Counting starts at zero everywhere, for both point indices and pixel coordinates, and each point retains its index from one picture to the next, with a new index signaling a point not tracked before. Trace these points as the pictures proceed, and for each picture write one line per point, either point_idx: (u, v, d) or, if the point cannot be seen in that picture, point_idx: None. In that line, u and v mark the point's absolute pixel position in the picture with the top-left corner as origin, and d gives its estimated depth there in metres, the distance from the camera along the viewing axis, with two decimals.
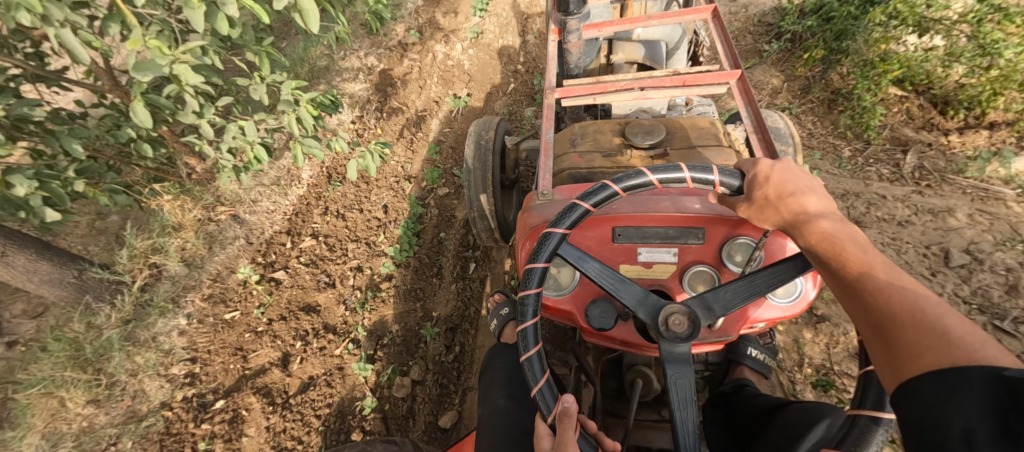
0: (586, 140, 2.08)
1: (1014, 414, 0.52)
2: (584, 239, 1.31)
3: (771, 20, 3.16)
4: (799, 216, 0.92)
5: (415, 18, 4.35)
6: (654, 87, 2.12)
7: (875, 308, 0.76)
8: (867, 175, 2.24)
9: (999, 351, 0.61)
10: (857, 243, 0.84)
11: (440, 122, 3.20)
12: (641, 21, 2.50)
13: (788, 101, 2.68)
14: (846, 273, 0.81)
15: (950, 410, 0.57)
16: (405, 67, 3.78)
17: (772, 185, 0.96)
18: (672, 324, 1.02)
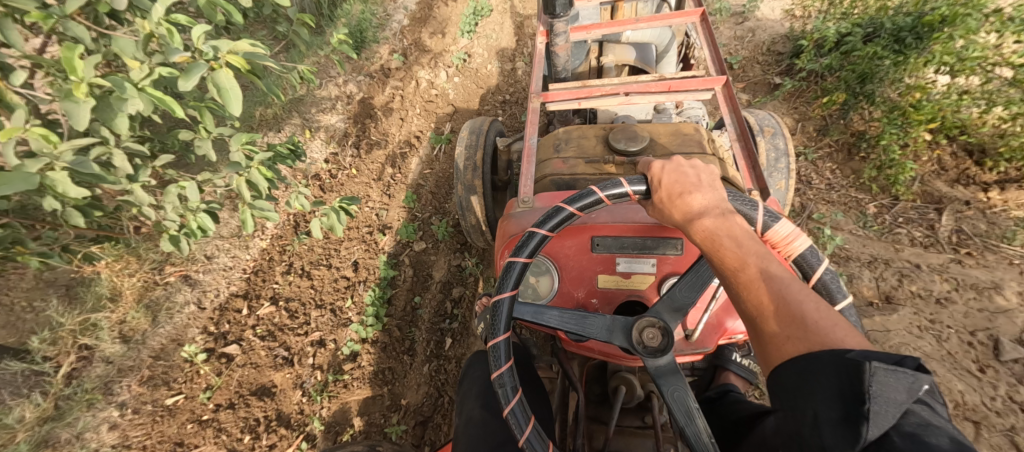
0: (569, 146, 1.98)
1: (853, 397, 0.63)
2: (561, 246, 1.34)
3: (781, 50, 2.91)
4: (687, 215, 1.01)
5: (401, 40, 4.12)
6: (639, 92, 2.14)
7: (752, 298, 0.88)
8: (896, 237, 1.97)
9: (844, 330, 0.75)
10: (732, 237, 0.95)
11: (421, 162, 2.93)
12: (629, 23, 2.55)
13: (803, 144, 2.41)
14: (726, 268, 0.93)
15: (807, 392, 0.69)
16: (386, 95, 3.50)
17: (663, 187, 1.05)
18: (644, 338, 1.04)
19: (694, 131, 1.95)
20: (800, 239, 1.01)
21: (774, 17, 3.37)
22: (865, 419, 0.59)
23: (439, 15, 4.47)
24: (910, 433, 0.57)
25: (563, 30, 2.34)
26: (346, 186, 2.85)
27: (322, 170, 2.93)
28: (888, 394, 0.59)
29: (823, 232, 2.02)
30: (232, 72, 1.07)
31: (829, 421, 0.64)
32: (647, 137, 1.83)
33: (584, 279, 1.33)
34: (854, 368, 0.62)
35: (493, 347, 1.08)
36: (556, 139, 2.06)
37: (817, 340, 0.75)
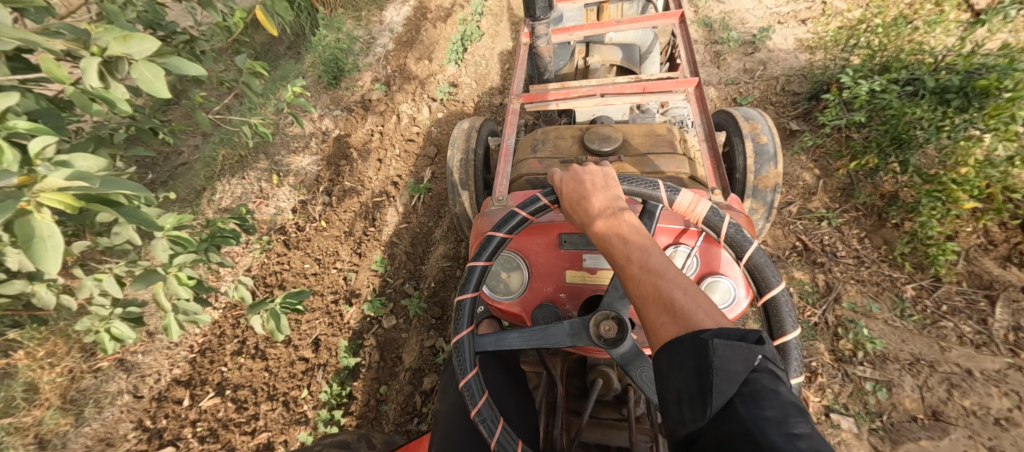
0: (546, 146, 2.19)
1: (706, 375, 0.78)
2: (529, 245, 1.54)
3: (797, 89, 2.62)
4: (586, 219, 1.22)
5: (384, 66, 3.86)
6: (614, 93, 2.37)
7: (637, 288, 1.05)
8: (941, 333, 1.67)
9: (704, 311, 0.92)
10: (624, 236, 1.13)
11: (398, 212, 2.65)
12: (609, 25, 2.81)
13: (825, 205, 2.12)
14: (617, 262, 1.12)
15: (679, 373, 0.83)
16: (364, 131, 3.22)
17: (569, 198, 1.27)
18: (602, 331, 1.16)
19: (668, 132, 2.16)
20: (699, 205, 1.28)
21: (787, 49, 3.10)
22: (713, 391, 0.76)
23: (426, 38, 4.20)
24: (748, 399, 0.74)
25: (545, 32, 2.63)
26: (313, 241, 2.55)
27: (289, 221, 2.65)
28: (729, 365, 0.78)
29: (856, 328, 1.72)
30: (53, 213, 0.79)
31: (696, 396, 0.79)
32: (619, 138, 2.04)
33: (552, 276, 1.51)
34: (705, 347, 0.80)
35: (467, 387, 1.19)
36: (535, 140, 2.27)
37: (682, 321, 0.93)
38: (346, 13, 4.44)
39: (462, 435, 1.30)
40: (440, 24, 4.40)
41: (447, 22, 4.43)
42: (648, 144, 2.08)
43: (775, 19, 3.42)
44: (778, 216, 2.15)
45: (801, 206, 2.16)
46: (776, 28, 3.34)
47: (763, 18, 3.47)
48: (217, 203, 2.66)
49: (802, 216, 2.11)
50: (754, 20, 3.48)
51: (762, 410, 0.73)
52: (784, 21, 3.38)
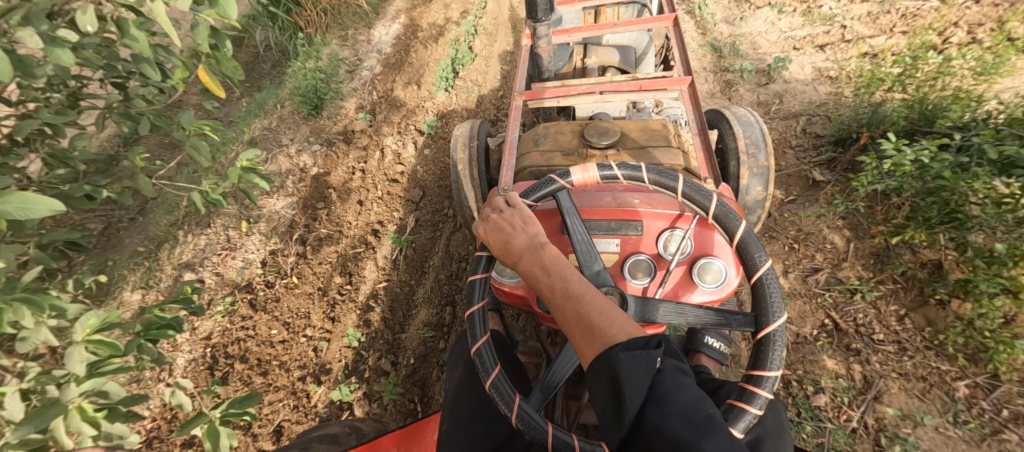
0: (547, 141, 2.38)
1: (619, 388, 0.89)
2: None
3: (820, 130, 2.35)
4: (511, 259, 1.22)
5: (370, 92, 3.62)
6: (613, 91, 2.47)
7: (560, 317, 1.07)
8: (1005, 447, 1.41)
9: (619, 329, 0.97)
10: (543, 268, 1.14)
11: (377, 266, 2.40)
12: (608, 27, 2.85)
13: (856, 274, 1.86)
14: (541, 296, 1.13)
15: (599, 391, 0.94)
16: (345, 169, 2.97)
17: (492, 245, 1.27)
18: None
19: (662, 128, 2.35)
20: (591, 171, 1.38)
21: (806, 80, 2.85)
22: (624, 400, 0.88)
23: (415, 59, 3.95)
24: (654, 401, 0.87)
25: (545, 33, 2.65)
26: (283, 302, 2.30)
27: (256, 276, 2.40)
28: (632, 375, 0.89)
29: (903, 440, 1.46)
30: None
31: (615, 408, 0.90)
32: (616, 132, 2.23)
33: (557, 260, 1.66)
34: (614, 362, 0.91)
35: (496, 387, 1.19)
36: (536, 135, 2.46)
37: (603, 340, 0.97)
38: (331, 35, 4.21)
39: (472, 414, 1.34)
40: (431, 44, 4.15)
41: (438, 43, 4.18)
42: (644, 138, 2.27)
43: (791, 45, 3.18)
44: (804, 286, 1.89)
45: (830, 274, 1.90)
46: (792, 55, 3.09)
47: (777, 43, 3.22)
48: (178, 256, 2.40)
49: (832, 287, 1.86)
50: (767, 45, 3.23)
51: (666, 409, 0.86)
52: (800, 46, 3.15)
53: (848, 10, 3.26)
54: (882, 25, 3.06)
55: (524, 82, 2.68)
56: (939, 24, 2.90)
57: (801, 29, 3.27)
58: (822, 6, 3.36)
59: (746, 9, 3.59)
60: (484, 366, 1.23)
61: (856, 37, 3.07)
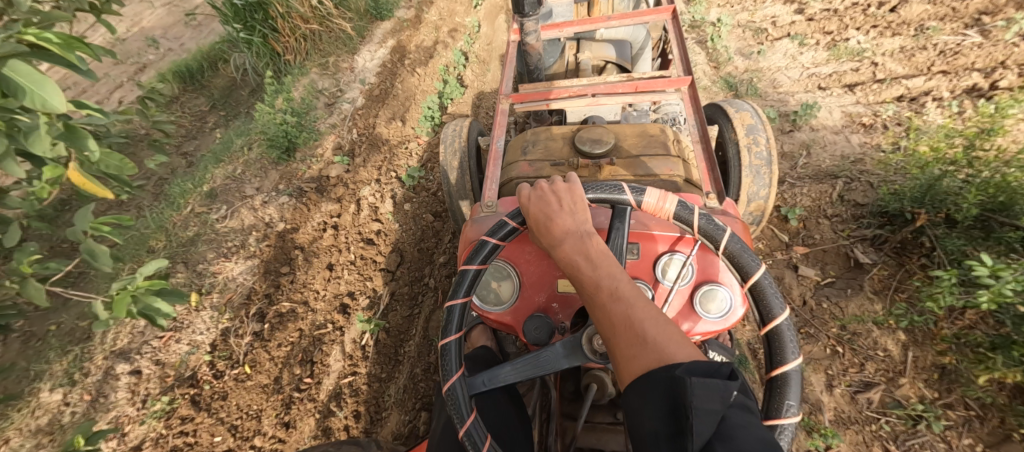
0: (536, 149, 2.20)
1: (680, 415, 0.67)
2: (518, 253, 1.50)
3: (863, 198, 1.99)
4: (551, 242, 1.04)
5: (350, 129, 3.32)
6: (606, 94, 2.39)
7: (602, 318, 0.89)
8: None
9: (676, 346, 0.78)
10: (589, 260, 0.97)
11: (344, 352, 2.08)
12: (602, 21, 2.77)
13: (917, 392, 1.53)
14: (582, 290, 0.95)
15: (648, 414, 0.72)
16: (316, 223, 2.64)
17: (531, 217, 1.09)
18: (596, 347, 1.08)
19: (660, 132, 2.17)
20: (668, 200, 1.12)
21: (835, 128, 2.54)
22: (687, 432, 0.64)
23: (400, 90, 3.64)
24: (725, 438, 0.63)
25: (533, 29, 2.59)
26: (231, 400, 1.96)
27: (203, 365, 2.06)
28: (705, 405, 0.65)
29: None
30: None
31: (665, 440, 0.68)
32: (610, 141, 2.02)
33: (544, 284, 1.49)
34: (678, 382, 0.69)
35: (444, 351, 1.15)
36: (526, 141, 2.29)
37: (655, 355, 0.78)
38: (311, 62, 3.91)
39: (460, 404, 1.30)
40: (419, 72, 3.84)
41: (426, 71, 3.87)
42: (639, 146, 2.08)
43: (815, 84, 2.87)
44: (852, 408, 1.56)
45: (886, 393, 1.56)
46: (817, 96, 2.78)
47: (800, 81, 2.91)
48: (109, 341, 2.06)
49: (888, 411, 1.52)
50: (788, 83, 2.92)
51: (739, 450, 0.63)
52: (826, 86, 2.84)
53: (878, 44, 2.95)
54: (918, 62, 2.74)
55: (511, 83, 2.59)
56: (983, 64, 2.60)
57: (825, 65, 2.96)
58: (848, 40, 3.06)
59: (763, 41, 3.28)
60: (448, 328, 1.19)
61: (889, 76, 2.75)
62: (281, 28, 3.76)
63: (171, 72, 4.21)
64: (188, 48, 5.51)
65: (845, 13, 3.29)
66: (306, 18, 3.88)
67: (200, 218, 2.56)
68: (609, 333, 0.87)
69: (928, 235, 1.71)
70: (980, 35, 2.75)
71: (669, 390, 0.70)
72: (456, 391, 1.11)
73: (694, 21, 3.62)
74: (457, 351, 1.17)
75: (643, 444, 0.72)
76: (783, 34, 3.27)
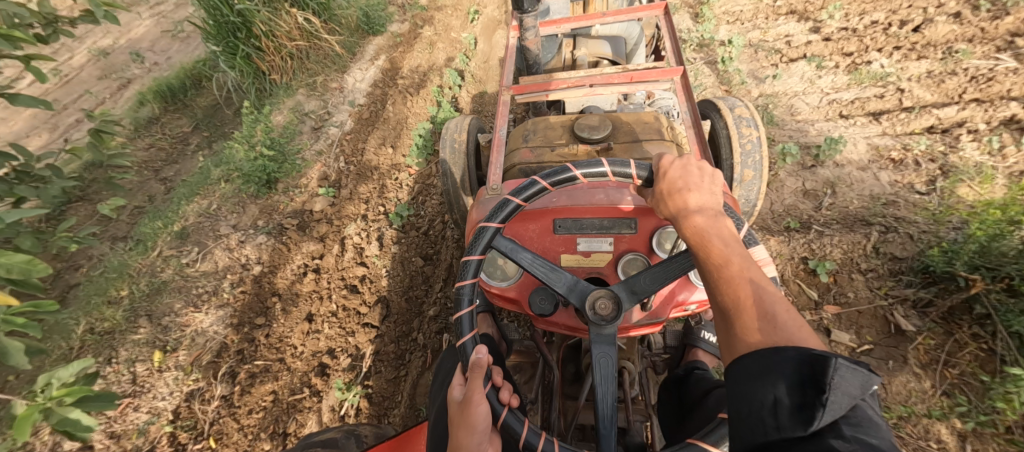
0: (536, 136, 2.31)
1: (813, 390, 0.62)
2: (523, 232, 1.49)
3: (901, 250, 1.78)
4: (680, 210, 1.00)
5: (337, 156, 3.13)
6: (603, 85, 2.47)
7: (725, 288, 0.86)
8: None
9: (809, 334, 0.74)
10: (721, 237, 0.93)
11: (323, 422, 1.87)
12: (597, 18, 3.02)
13: None
14: (708, 261, 0.91)
15: (770, 380, 0.67)
16: (297, 264, 2.43)
17: (667, 182, 1.05)
18: (597, 307, 1.12)
19: (653, 120, 2.28)
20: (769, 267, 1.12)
21: (862, 164, 2.33)
22: (821, 406, 0.61)
23: (392, 113, 3.44)
24: (858, 423, 0.61)
25: (532, 25, 2.77)
26: None
27: (163, 437, 1.84)
28: (848, 388, 0.62)
29: None
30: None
31: (784, 410, 0.64)
32: (606, 126, 2.11)
33: (548, 261, 1.48)
34: (820, 360, 0.65)
35: (500, 203, 1.21)
36: (526, 129, 2.44)
37: (783, 336, 0.75)
38: (298, 82, 3.70)
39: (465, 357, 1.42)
40: (411, 94, 3.64)
41: (419, 91, 3.67)
42: (635, 131, 2.18)
43: (836, 111, 2.66)
44: None
45: None
46: (838, 125, 2.58)
47: (820, 108, 2.70)
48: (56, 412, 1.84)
49: None
50: (807, 110, 2.71)
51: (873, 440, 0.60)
52: (848, 114, 2.64)
53: (904, 67, 2.74)
54: (948, 89, 2.54)
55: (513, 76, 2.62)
56: (1020, 92, 2.40)
57: (846, 90, 2.76)
58: (870, 63, 2.85)
59: (777, 62, 3.08)
60: (478, 235, 1.22)
61: (917, 104, 2.56)
62: (265, 47, 3.56)
63: (151, 91, 4.00)
64: (173, 63, 5.31)
65: (864, 33, 3.09)
66: (292, 36, 3.66)
67: (169, 262, 2.35)
68: (731, 307, 0.83)
69: (984, 303, 1.52)
70: (1015, 59, 2.55)
71: (801, 365, 0.66)
72: (463, 289, 1.15)
73: (703, 40, 3.43)
74: (510, 211, 1.21)
75: (751, 411, 0.68)
76: (800, 55, 3.07)
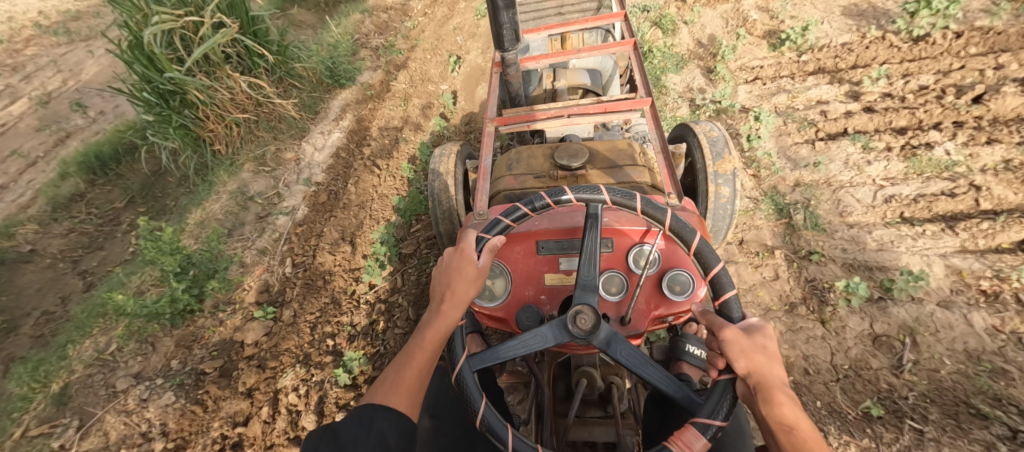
0: (521, 165, 2.30)
1: None
2: (512, 247, 1.47)
3: None
4: (774, 387, 0.91)
5: (284, 255, 2.58)
6: (580, 114, 2.54)
7: None
8: None
9: None
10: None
11: None
12: (572, 53, 2.90)
13: None
14: None
15: None
16: (213, 432, 1.85)
17: (765, 350, 0.96)
18: (580, 323, 1.11)
19: (627, 148, 2.33)
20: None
21: (943, 297, 1.82)
22: None
23: (354, 196, 2.90)
24: None
25: (514, 61, 2.60)
26: None
27: None
28: None
29: None
30: None
31: None
32: (586, 153, 2.16)
33: (533, 280, 1.44)
34: None
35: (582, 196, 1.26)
36: (511, 160, 2.37)
37: None
38: (246, 154, 3.14)
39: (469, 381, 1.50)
40: (380, 167, 3.11)
41: (389, 164, 3.14)
42: (613, 156, 2.25)
43: (896, 212, 2.16)
44: None
45: None
46: (903, 233, 2.06)
47: (875, 207, 2.19)
48: None
49: None
50: (861, 209, 2.19)
51: None
52: (911, 217, 2.13)
53: (974, 155, 2.24)
54: None
55: (496, 104, 2.68)
56: None
57: (904, 182, 2.25)
58: (930, 146, 2.34)
59: (812, 139, 2.59)
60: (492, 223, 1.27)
61: (999, 207, 2.06)
62: (205, 115, 3.00)
63: (76, 162, 3.42)
64: (119, 114, 4.69)
65: (915, 102, 2.60)
66: (240, 104, 3.12)
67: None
68: None
69: None
70: None
71: None
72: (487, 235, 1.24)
73: (721, 104, 2.93)
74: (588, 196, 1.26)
75: None
76: (840, 130, 2.57)
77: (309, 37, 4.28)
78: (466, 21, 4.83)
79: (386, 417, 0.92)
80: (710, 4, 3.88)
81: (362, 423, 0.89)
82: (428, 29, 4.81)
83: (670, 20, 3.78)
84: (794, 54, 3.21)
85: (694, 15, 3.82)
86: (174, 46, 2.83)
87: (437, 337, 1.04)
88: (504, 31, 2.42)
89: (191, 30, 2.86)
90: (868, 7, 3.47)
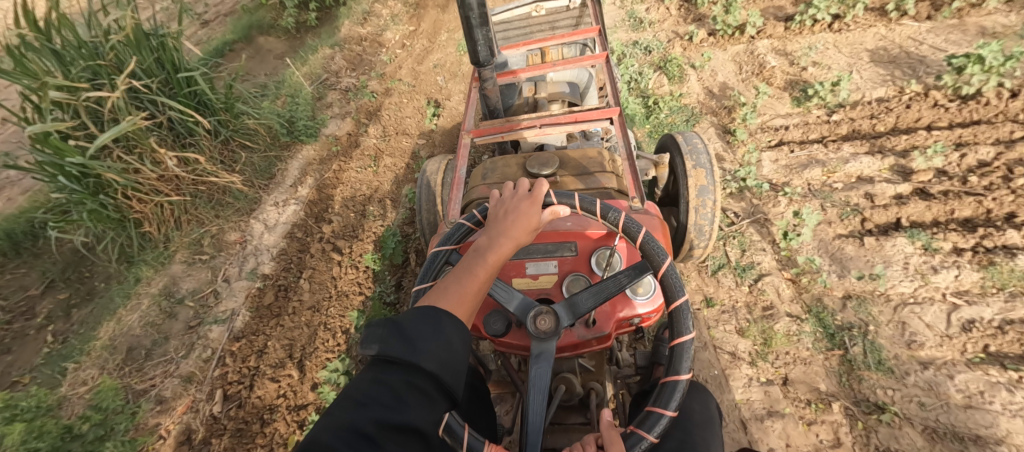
0: (493, 173, 2.01)
1: None
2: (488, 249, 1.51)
3: None
4: None
5: (215, 384, 2.10)
6: (551, 124, 2.16)
7: None
8: None
9: None
10: None
11: None
12: (548, 67, 2.45)
13: None
14: None
15: None
16: None
17: None
18: (540, 324, 1.17)
19: (596, 155, 2.02)
20: None
21: None
22: None
23: (307, 294, 2.41)
24: None
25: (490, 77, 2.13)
26: None
27: None
28: None
29: None
30: None
31: None
32: (556, 161, 1.91)
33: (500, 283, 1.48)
34: None
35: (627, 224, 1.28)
36: (485, 168, 2.08)
37: None
38: (178, 238, 2.61)
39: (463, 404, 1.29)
40: (342, 252, 2.62)
41: (353, 248, 2.64)
42: (583, 161, 1.98)
43: (979, 345, 1.71)
44: None
45: None
46: (996, 380, 1.62)
47: (951, 337, 1.75)
48: None
49: None
50: (935, 341, 1.74)
51: None
52: (999, 352, 1.69)
53: None
54: None
55: (473, 116, 2.33)
56: None
57: (982, 300, 1.81)
58: (1010, 251, 1.91)
59: (859, 231, 2.14)
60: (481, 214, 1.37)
61: None
62: (127, 198, 2.45)
63: None
64: None
65: (979, 185, 2.17)
66: (175, 182, 2.61)
67: None
68: None
69: None
70: None
71: None
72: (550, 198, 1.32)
73: (745, 181, 2.45)
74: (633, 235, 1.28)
75: None
76: (891, 220, 2.13)
77: (267, 83, 3.75)
78: (447, 56, 4.34)
79: (449, 326, 0.90)
80: (719, 46, 3.48)
81: (430, 324, 0.87)
82: (405, 65, 4.29)
83: (676, 63, 3.34)
84: (822, 112, 2.78)
85: (704, 58, 3.39)
86: (83, 121, 2.28)
87: (492, 268, 1.06)
88: (480, 48, 1.97)
89: (104, 101, 2.33)
90: (901, 53, 3.05)
